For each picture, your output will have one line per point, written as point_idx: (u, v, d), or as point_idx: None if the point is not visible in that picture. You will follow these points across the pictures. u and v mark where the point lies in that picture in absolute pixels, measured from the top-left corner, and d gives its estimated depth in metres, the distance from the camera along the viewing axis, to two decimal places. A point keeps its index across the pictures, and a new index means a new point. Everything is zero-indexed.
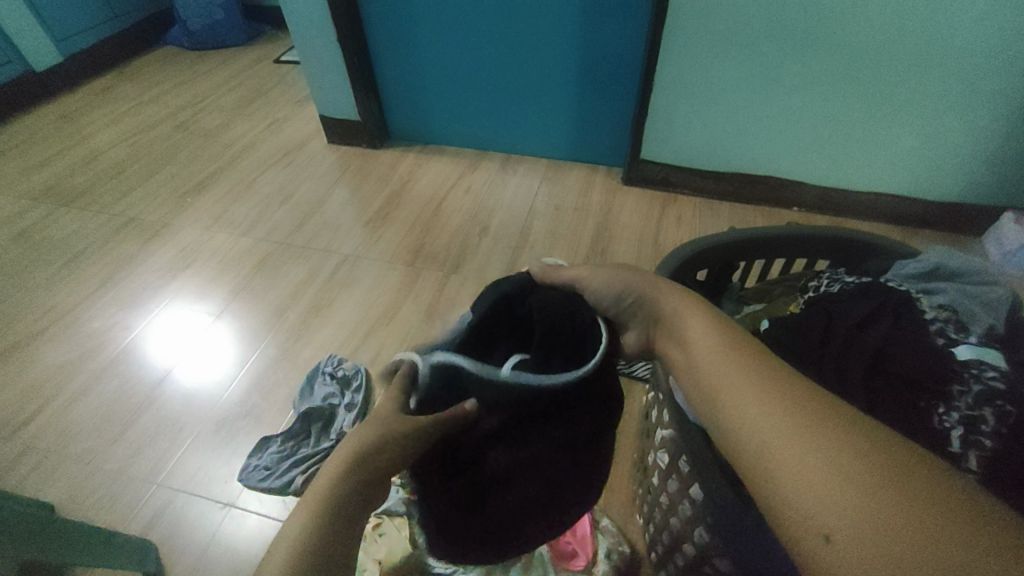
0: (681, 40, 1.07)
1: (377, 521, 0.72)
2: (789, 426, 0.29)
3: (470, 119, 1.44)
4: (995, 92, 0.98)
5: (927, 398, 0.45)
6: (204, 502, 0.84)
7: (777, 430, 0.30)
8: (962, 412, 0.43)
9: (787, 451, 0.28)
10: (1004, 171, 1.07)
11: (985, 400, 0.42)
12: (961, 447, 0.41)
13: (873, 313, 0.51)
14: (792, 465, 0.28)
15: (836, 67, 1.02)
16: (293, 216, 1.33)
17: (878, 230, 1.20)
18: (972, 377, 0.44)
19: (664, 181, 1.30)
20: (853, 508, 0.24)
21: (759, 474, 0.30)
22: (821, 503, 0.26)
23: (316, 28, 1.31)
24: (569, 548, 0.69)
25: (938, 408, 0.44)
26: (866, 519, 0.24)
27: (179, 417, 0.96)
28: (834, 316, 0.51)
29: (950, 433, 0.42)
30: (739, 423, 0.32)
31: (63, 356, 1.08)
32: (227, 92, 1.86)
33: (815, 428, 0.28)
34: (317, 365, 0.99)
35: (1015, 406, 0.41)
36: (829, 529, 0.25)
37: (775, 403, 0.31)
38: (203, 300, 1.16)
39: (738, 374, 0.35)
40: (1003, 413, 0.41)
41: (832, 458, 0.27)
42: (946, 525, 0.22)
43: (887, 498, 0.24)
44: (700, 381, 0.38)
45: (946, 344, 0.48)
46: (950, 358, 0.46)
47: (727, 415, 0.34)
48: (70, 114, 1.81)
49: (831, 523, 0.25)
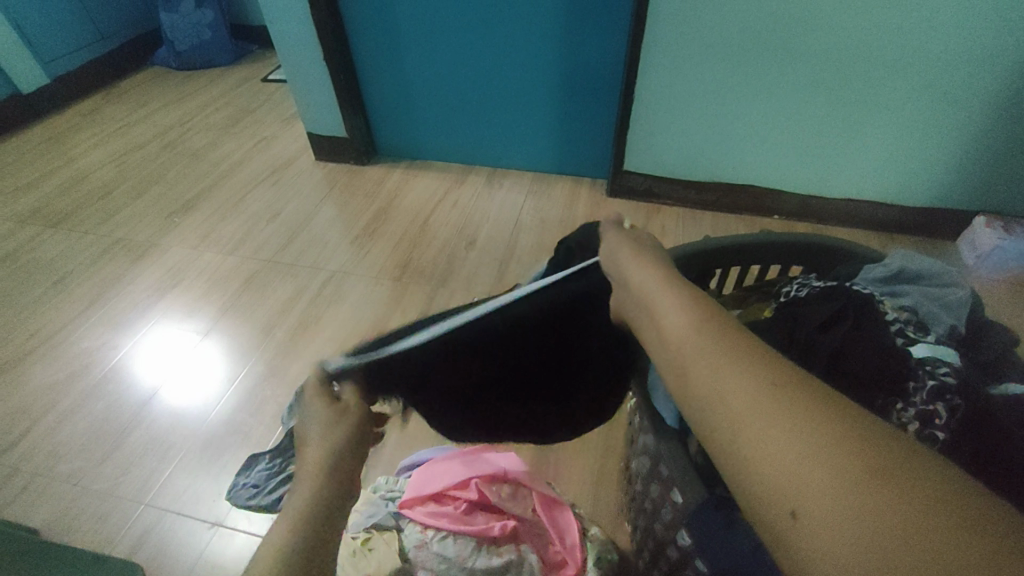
0: (660, 54, 1.10)
1: (365, 536, 0.71)
2: (761, 403, 0.29)
3: (456, 134, 1.46)
4: (960, 100, 1.02)
5: (885, 395, 0.47)
6: (193, 521, 0.84)
7: (751, 408, 0.29)
8: (917, 407, 0.45)
9: (762, 432, 0.28)
10: (973, 176, 1.11)
11: (937, 394, 0.44)
12: (917, 441, 0.43)
13: (836, 314, 0.52)
14: (769, 449, 0.27)
15: (808, 77, 1.06)
16: (281, 233, 1.34)
17: (855, 237, 1.23)
18: (926, 373, 0.46)
19: (647, 191, 1.33)
20: (832, 495, 0.24)
21: (731, 456, 0.29)
22: (797, 489, 0.25)
23: (303, 48, 1.33)
24: (558, 557, 0.69)
25: (896, 405, 0.46)
26: (848, 505, 0.24)
27: (166, 436, 0.96)
28: (798, 320, 0.53)
29: (907, 427, 0.44)
30: (711, 394, 0.31)
31: (49, 377, 1.07)
32: (214, 112, 1.88)
33: (791, 408, 0.28)
34: (306, 381, 0.99)
35: (965, 399, 0.43)
36: (809, 516, 0.25)
37: (749, 379, 0.30)
38: (191, 318, 1.16)
39: (716, 351, 0.32)
40: (955, 406, 0.43)
41: (810, 442, 0.26)
42: (924, 511, 0.23)
43: (867, 487, 0.24)
44: (673, 355, 0.35)
45: (904, 343, 0.49)
46: (905, 356, 0.48)
47: (701, 392, 0.32)
48: (57, 135, 1.81)
49: (811, 511, 0.25)
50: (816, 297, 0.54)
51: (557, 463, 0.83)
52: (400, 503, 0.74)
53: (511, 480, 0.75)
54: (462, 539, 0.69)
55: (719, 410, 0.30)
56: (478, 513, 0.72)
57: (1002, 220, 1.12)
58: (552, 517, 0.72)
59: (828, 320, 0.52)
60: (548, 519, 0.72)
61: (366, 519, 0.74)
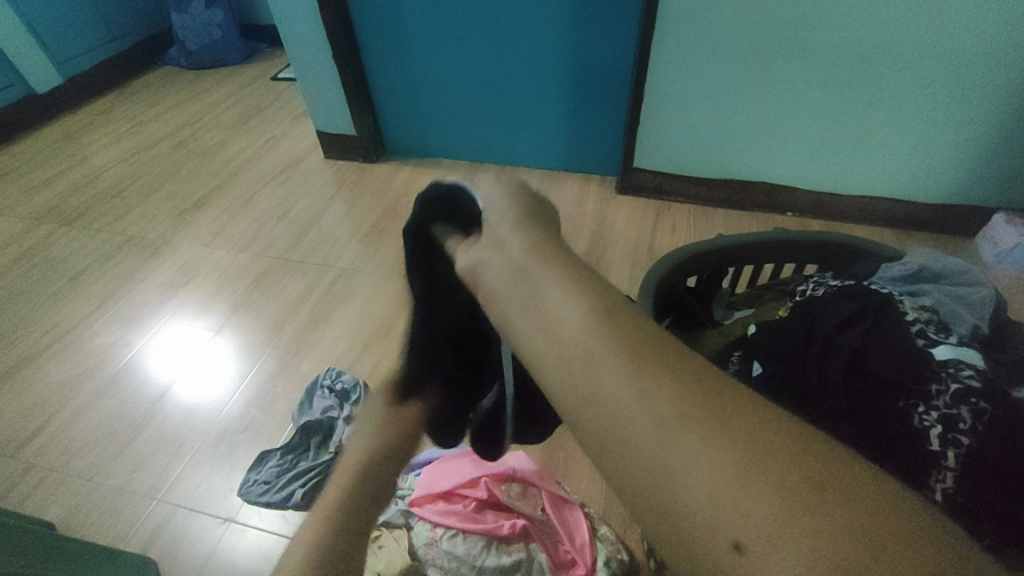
0: (670, 48, 1.09)
1: (377, 533, 0.72)
2: (673, 418, 0.23)
3: (464, 131, 1.46)
4: (979, 94, 0.99)
5: (905, 398, 0.46)
6: (205, 517, 0.85)
7: (660, 433, 0.23)
8: (940, 410, 0.44)
9: (687, 459, 0.22)
10: (993, 172, 1.08)
11: (961, 398, 0.43)
12: (940, 446, 0.42)
13: (853, 316, 0.51)
14: (697, 479, 0.22)
15: (822, 71, 1.04)
16: (291, 231, 1.35)
17: (871, 234, 1.21)
18: (949, 376, 0.45)
19: (658, 188, 1.31)
20: (778, 527, 0.20)
21: (643, 484, 0.23)
22: (734, 519, 0.21)
23: (312, 45, 1.33)
24: (569, 556, 0.69)
25: (916, 408, 0.45)
26: (788, 537, 0.20)
27: (178, 433, 0.97)
28: (816, 321, 0.52)
29: (929, 432, 0.43)
30: (606, 407, 0.24)
31: (63, 374, 1.09)
32: (225, 110, 1.89)
33: (710, 427, 0.23)
34: (316, 378, 1.00)
35: (989, 404, 0.43)
36: (756, 563, 0.20)
37: (653, 393, 0.24)
38: (202, 316, 1.17)
39: (605, 351, 0.25)
40: (978, 411, 0.42)
41: (740, 463, 0.22)
42: (875, 532, 0.20)
43: (811, 508, 0.21)
44: (552, 355, 0.27)
45: (925, 344, 0.48)
46: (927, 358, 0.46)
47: (594, 406, 0.25)
48: (71, 135, 1.83)
49: (758, 555, 0.20)
50: (834, 297, 0.54)
51: (566, 461, 0.83)
52: (409, 501, 0.75)
53: (520, 479, 0.75)
54: (472, 538, 0.69)
55: (619, 437, 0.24)
56: (488, 511, 0.72)
57: (1023, 217, 1.09)
58: (562, 515, 0.72)
59: (846, 320, 0.51)
60: (559, 518, 0.71)
61: None
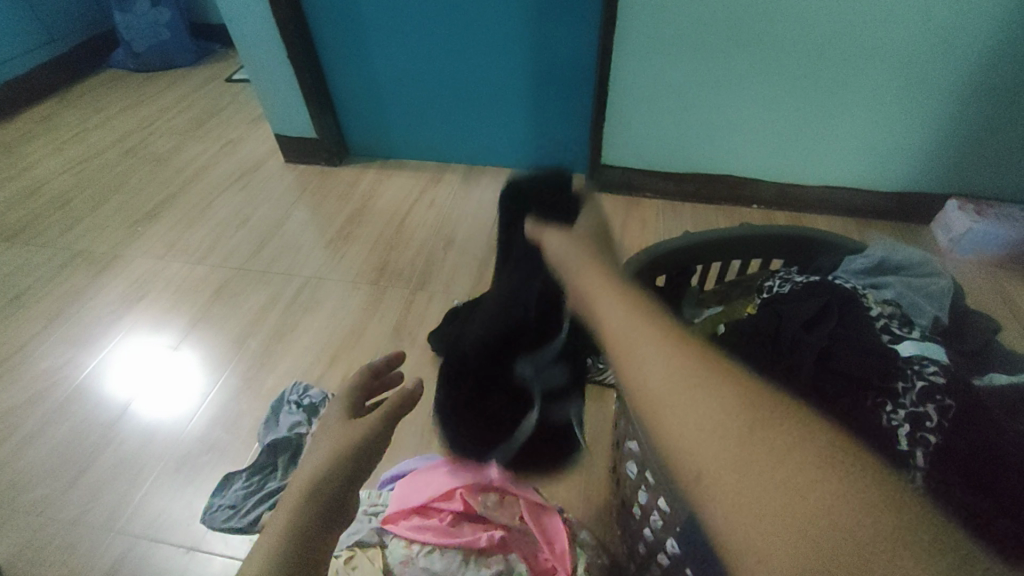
0: (632, 44, 1.08)
1: (348, 554, 0.69)
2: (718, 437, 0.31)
3: (430, 132, 1.43)
4: (929, 85, 1.02)
5: (873, 397, 0.46)
6: (168, 546, 0.80)
7: (701, 439, 0.31)
8: (907, 409, 0.44)
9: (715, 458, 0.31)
10: (944, 161, 1.12)
11: (927, 396, 0.44)
12: (909, 446, 0.43)
13: (820, 313, 0.51)
14: (726, 474, 0.30)
15: (781, 65, 1.05)
16: (253, 238, 1.30)
17: (833, 223, 1.23)
18: (915, 373, 0.46)
19: (626, 185, 1.31)
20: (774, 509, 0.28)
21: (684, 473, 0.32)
22: (742, 518, 0.29)
23: (266, 46, 1.28)
24: (548, 564, 0.67)
25: (884, 406, 0.45)
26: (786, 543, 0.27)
27: (136, 458, 0.92)
28: (783, 319, 0.52)
29: (898, 431, 0.44)
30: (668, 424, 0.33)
31: (8, 401, 1.02)
32: (177, 115, 1.80)
33: (745, 436, 0.31)
34: (282, 394, 0.96)
35: (953, 400, 0.43)
36: (744, 534, 0.29)
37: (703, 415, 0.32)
38: (159, 332, 1.11)
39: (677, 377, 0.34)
40: (943, 407, 0.43)
41: (750, 468, 0.30)
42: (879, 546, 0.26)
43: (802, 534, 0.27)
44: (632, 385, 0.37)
45: (890, 340, 0.49)
46: (894, 355, 0.47)
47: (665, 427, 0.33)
48: (10, 144, 1.72)
49: (748, 526, 0.29)
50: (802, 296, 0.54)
51: None
52: (382, 518, 0.72)
53: (496, 488, 0.73)
54: (449, 553, 0.67)
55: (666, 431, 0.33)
56: (464, 524, 0.71)
57: (973, 202, 1.13)
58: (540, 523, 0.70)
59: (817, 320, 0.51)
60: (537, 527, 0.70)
61: (348, 537, 0.71)
